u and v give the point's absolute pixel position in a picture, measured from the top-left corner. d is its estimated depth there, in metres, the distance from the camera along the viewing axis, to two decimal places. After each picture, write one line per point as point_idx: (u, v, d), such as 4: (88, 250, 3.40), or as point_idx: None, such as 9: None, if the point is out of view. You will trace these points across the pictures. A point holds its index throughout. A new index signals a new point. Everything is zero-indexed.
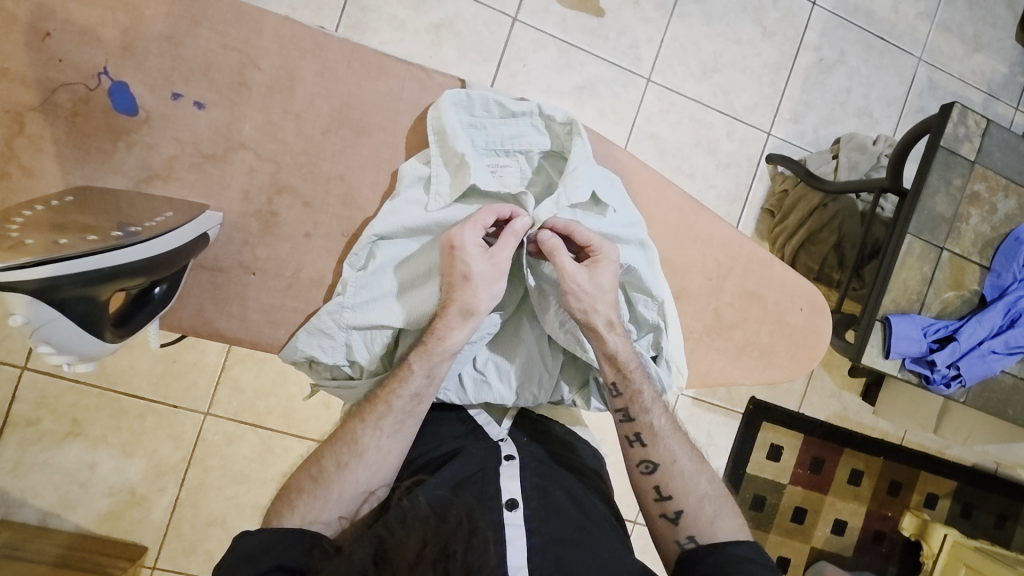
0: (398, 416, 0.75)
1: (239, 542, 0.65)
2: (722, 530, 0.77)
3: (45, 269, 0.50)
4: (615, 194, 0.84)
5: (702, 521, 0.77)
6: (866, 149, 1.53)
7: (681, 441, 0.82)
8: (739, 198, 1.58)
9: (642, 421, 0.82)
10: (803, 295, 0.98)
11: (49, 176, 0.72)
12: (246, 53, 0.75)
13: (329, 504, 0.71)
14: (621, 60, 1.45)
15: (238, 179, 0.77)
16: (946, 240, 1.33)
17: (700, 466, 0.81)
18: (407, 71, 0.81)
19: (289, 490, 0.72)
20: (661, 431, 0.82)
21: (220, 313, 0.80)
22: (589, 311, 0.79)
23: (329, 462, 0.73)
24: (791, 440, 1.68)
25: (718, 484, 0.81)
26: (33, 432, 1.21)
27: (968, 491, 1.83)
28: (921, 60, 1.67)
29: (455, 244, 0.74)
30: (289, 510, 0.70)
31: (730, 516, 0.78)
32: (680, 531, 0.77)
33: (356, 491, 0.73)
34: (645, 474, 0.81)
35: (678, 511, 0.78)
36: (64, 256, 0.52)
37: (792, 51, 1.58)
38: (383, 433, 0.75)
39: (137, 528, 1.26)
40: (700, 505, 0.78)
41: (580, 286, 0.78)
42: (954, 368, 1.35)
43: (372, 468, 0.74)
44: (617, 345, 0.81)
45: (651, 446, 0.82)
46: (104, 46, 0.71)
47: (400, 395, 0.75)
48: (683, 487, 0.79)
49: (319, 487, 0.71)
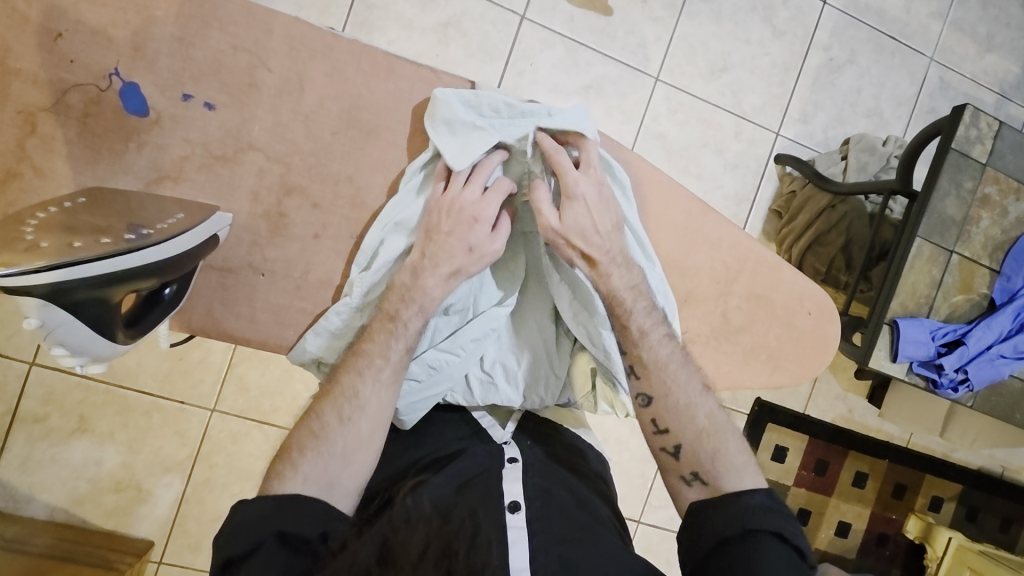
0: (395, 369, 0.74)
1: (238, 509, 0.63)
2: (725, 470, 0.75)
3: (55, 274, 0.50)
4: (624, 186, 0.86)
5: (703, 456, 0.76)
6: (876, 149, 1.52)
7: (681, 370, 0.80)
8: (746, 199, 1.58)
9: (636, 351, 0.80)
10: (812, 299, 0.98)
11: (60, 176, 0.73)
12: (257, 54, 0.76)
13: (331, 461, 0.69)
14: (629, 60, 1.45)
15: (248, 180, 0.77)
16: (956, 242, 1.32)
17: (701, 398, 0.79)
18: (416, 72, 0.81)
19: (288, 448, 0.69)
20: (654, 362, 0.79)
21: (228, 314, 0.80)
22: (587, 237, 0.78)
23: (329, 416, 0.71)
24: (795, 442, 1.68)
25: (715, 418, 0.78)
26: (42, 428, 1.22)
27: (973, 495, 1.83)
28: (932, 60, 1.66)
29: (475, 216, 0.76)
30: (292, 469, 0.67)
31: (733, 452, 0.76)
32: (684, 467, 0.76)
33: (359, 445, 0.71)
34: (642, 406, 0.79)
35: (677, 446, 0.77)
36: (74, 260, 0.52)
37: (802, 50, 1.56)
38: (383, 386, 0.73)
39: (144, 523, 1.27)
40: (698, 440, 0.76)
41: (589, 198, 0.78)
42: (962, 372, 1.34)
43: (372, 419, 0.72)
44: (616, 273, 0.80)
45: (644, 378, 0.79)
46: (115, 46, 0.71)
47: (396, 348, 0.74)
48: (678, 420, 0.78)
49: (321, 443, 0.69)
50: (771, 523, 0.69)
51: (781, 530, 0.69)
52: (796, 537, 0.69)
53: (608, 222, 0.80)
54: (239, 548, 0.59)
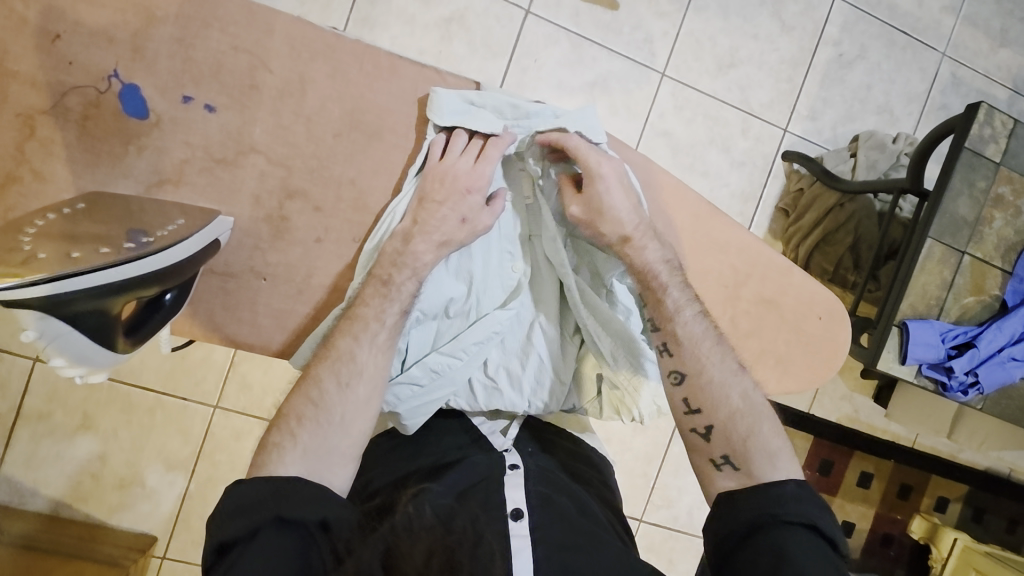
0: (390, 333, 0.73)
1: (233, 490, 0.62)
2: (758, 454, 0.70)
3: (51, 286, 0.50)
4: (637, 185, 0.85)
5: (734, 438, 0.72)
6: (886, 146, 1.50)
7: (716, 348, 0.76)
8: (753, 197, 1.56)
9: (670, 327, 0.77)
10: (821, 303, 0.96)
11: (60, 180, 0.72)
12: (258, 55, 0.74)
13: (330, 430, 0.68)
14: (635, 55, 1.43)
15: (249, 184, 0.76)
16: (968, 243, 1.30)
17: (736, 377, 0.75)
18: (420, 73, 0.80)
19: (285, 417, 0.68)
20: (689, 338, 0.76)
21: (229, 318, 0.79)
22: (617, 214, 0.78)
23: (328, 383, 0.70)
24: (800, 442, 1.67)
25: (751, 399, 0.74)
26: (46, 425, 1.22)
27: (980, 495, 1.81)
28: (945, 56, 1.63)
29: (468, 186, 0.76)
30: (291, 440, 0.66)
31: (768, 434, 0.72)
32: (716, 450, 0.72)
33: (358, 412, 0.70)
34: (675, 385, 0.76)
35: (708, 426, 0.73)
36: (70, 272, 0.51)
37: (811, 45, 1.54)
38: (379, 351, 0.72)
39: (148, 520, 1.27)
40: (731, 422, 0.72)
41: (611, 177, 0.79)
42: (972, 375, 1.32)
43: (371, 384, 0.71)
44: (648, 246, 0.79)
45: (678, 355, 0.76)
46: (115, 48, 0.70)
47: (391, 312, 0.73)
48: (713, 401, 0.74)
49: (320, 412, 0.68)
50: (802, 513, 0.65)
51: (811, 521, 0.64)
52: (828, 526, 0.65)
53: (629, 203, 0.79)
54: (238, 529, 0.59)
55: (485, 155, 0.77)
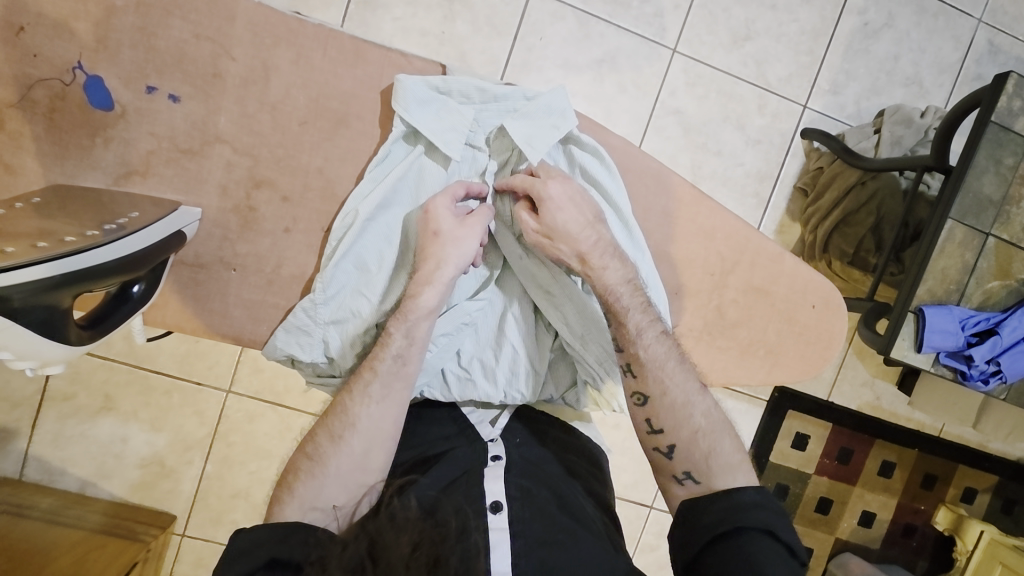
0: (383, 381, 0.72)
1: (235, 539, 0.63)
2: (720, 469, 0.70)
3: (41, 269, 0.54)
4: (604, 171, 0.82)
5: (696, 455, 0.72)
6: (913, 121, 1.41)
7: (677, 373, 0.75)
8: (769, 177, 1.49)
9: (632, 350, 0.76)
10: (817, 290, 0.92)
11: (31, 174, 0.72)
12: (220, 43, 0.73)
13: (327, 480, 0.68)
14: (645, 31, 1.37)
15: (215, 174, 0.76)
16: (992, 224, 1.22)
17: (699, 397, 0.74)
18: (386, 57, 0.78)
19: (285, 473, 0.69)
20: (653, 362, 0.75)
21: (205, 309, 0.79)
22: (573, 231, 0.76)
23: (322, 438, 0.70)
24: (817, 429, 1.61)
25: (715, 417, 0.74)
26: (69, 407, 1.27)
27: (1011, 487, 1.74)
28: (981, 22, 1.52)
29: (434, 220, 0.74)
30: (289, 493, 0.67)
31: (729, 451, 0.72)
32: (676, 466, 0.73)
33: (353, 468, 0.69)
34: (638, 407, 0.75)
35: (670, 446, 0.73)
36: (55, 255, 0.55)
37: (833, 15, 1.45)
38: (372, 402, 0.71)
39: (167, 498, 1.31)
40: (693, 440, 0.72)
41: (560, 198, 0.76)
42: (994, 364, 1.25)
43: (366, 438, 0.70)
44: (609, 265, 0.77)
45: (642, 378, 0.75)
46: (77, 39, 0.70)
47: (382, 358, 0.72)
48: (675, 421, 0.73)
49: (315, 464, 0.68)
50: (762, 519, 0.66)
51: (771, 527, 0.65)
52: (787, 535, 0.66)
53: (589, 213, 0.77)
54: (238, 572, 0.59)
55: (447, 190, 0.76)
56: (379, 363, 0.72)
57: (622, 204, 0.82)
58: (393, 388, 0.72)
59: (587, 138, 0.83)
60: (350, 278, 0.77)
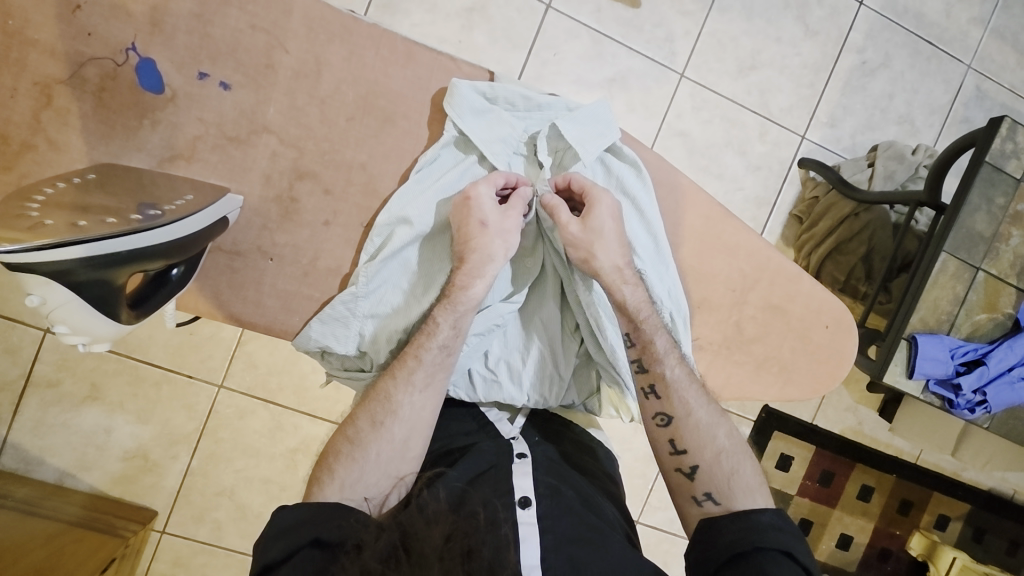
0: (427, 370, 0.73)
1: (277, 516, 0.63)
2: (741, 491, 0.72)
3: (77, 249, 0.52)
4: (640, 185, 0.85)
5: (718, 475, 0.73)
6: (905, 158, 1.48)
7: (699, 393, 0.77)
8: (767, 203, 1.53)
9: (657, 370, 0.78)
10: (830, 311, 0.95)
11: (74, 151, 0.72)
12: (275, 35, 0.75)
13: (367, 466, 0.69)
14: (656, 54, 1.41)
15: (260, 163, 0.77)
16: (983, 259, 1.28)
17: (719, 419, 0.77)
18: (435, 61, 0.81)
19: (325, 455, 0.70)
20: (676, 382, 0.78)
21: (236, 296, 0.79)
22: (611, 244, 0.79)
23: (363, 422, 0.71)
24: (801, 451, 1.65)
25: (737, 436, 0.76)
26: (53, 394, 1.22)
27: (982, 516, 1.79)
28: (970, 68, 1.60)
29: (481, 218, 0.75)
30: (329, 475, 0.68)
31: (749, 473, 0.74)
32: (697, 487, 0.74)
33: (391, 460, 0.70)
34: (661, 426, 0.77)
35: (693, 466, 0.74)
36: (94, 236, 0.53)
37: (835, 51, 1.52)
38: (415, 389, 0.72)
39: (149, 492, 1.26)
40: (716, 461, 0.74)
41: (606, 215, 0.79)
42: (980, 394, 1.31)
43: (407, 425, 0.71)
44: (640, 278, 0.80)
45: (666, 399, 0.77)
46: (133, 21, 0.71)
47: (427, 348, 0.73)
48: (698, 441, 0.75)
49: (355, 449, 0.69)
50: (780, 542, 0.66)
51: (789, 549, 0.66)
52: (805, 556, 0.66)
53: (619, 240, 0.80)
54: (277, 552, 0.59)
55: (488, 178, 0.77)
56: (423, 352, 0.73)
57: (652, 217, 0.85)
58: (435, 377, 0.74)
59: (626, 150, 0.86)
60: (392, 272, 0.79)
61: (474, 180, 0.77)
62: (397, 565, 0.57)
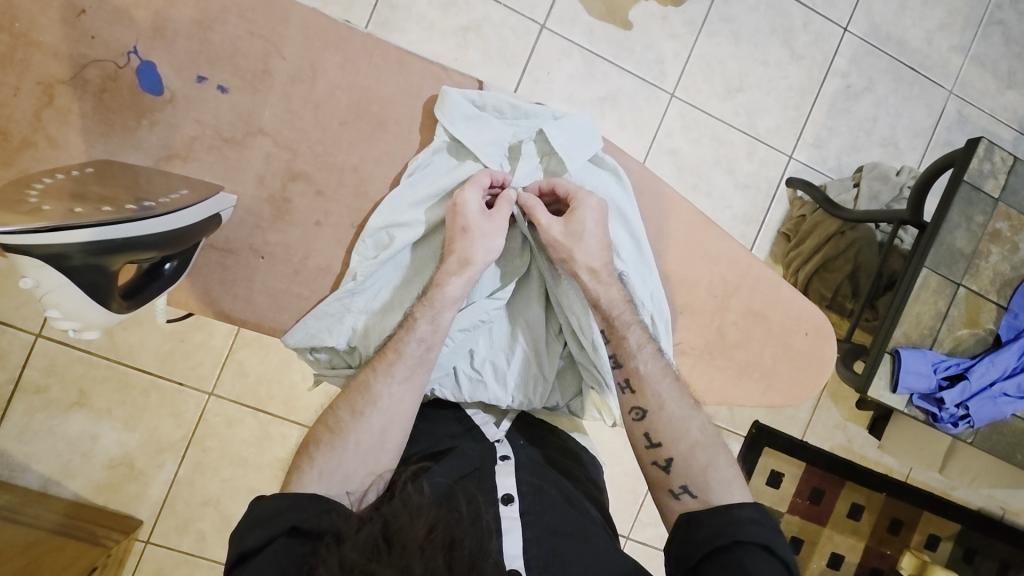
0: (408, 364, 0.75)
1: (256, 505, 0.65)
2: (716, 484, 0.73)
3: (84, 233, 0.55)
4: (619, 193, 0.88)
5: (694, 469, 0.74)
6: (889, 179, 1.52)
7: (671, 386, 0.79)
8: (755, 221, 1.57)
9: (631, 365, 0.80)
10: (810, 319, 0.97)
11: (73, 148, 0.74)
12: (273, 42, 0.78)
13: (346, 454, 0.71)
14: (646, 74, 1.45)
15: (255, 164, 0.79)
16: (963, 276, 1.30)
17: (693, 412, 0.79)
18: (427, 69, 0.84)
19: (306, 443, 0.71)
20: (649, 375, 0.80)
21: (227, 294, 0.81)
22: (590, 246, 0.81)
23: (344, 411, 0.73)
24: (791, 468, 1.65)
25: (710, 432, 0.77)
26: (40, 399, 1.21)
27: (972, 536, 1.79)
28: (952, 93, 1.65)
29: (463, 226, 0.78)
30: (309, 463, 0.69)
31: (723, 465, 0.75)
32: (674, 480, 0.75)
33: (370, 447, 0.72)
34: (636, 421, 0.79)
35: (668, 459, 0.76)
36: (102, 221, 0.56)
37: (819, 75, 1.56)
38: (394, 380, 0.74)
39: (133, 502, 1.25)
40: (690, 454, 0.75)
41: (592, 212, 0.81)
42: (963, 408, 1.33)
43: (387, 416, 0.73)
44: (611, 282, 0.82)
45: (640, 392, 0.79)
46: (136, 26, 0.74)
47: (407, 342, 0.76)
48: (672, 434, 0.77)
49: (336, 437, 0.71)
50: (759, 535, 0.67)
51: (768, 542, 0.66)
52: (784, 549, 0.67)
53: (601, 241, 0.82)
54: (255, 539, 0.61)
55: (473, 180, 0.79)
56: (404, 346, 0.75)
57: (632, 221, 0.87)
58: (417, 372, 0.75)
59: (608, 160, 0.89)
60: (383, 267, 0.80)
61: (460, 184, 0.80)
62: (378, 556, 0.58)
